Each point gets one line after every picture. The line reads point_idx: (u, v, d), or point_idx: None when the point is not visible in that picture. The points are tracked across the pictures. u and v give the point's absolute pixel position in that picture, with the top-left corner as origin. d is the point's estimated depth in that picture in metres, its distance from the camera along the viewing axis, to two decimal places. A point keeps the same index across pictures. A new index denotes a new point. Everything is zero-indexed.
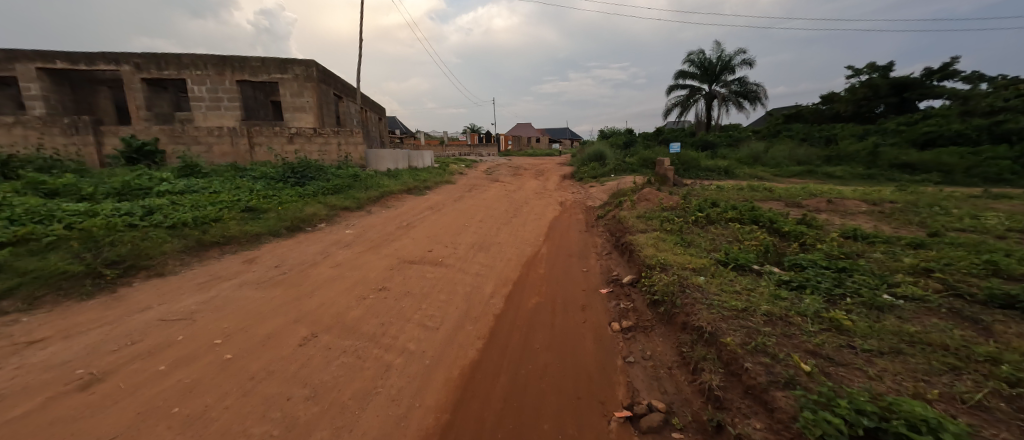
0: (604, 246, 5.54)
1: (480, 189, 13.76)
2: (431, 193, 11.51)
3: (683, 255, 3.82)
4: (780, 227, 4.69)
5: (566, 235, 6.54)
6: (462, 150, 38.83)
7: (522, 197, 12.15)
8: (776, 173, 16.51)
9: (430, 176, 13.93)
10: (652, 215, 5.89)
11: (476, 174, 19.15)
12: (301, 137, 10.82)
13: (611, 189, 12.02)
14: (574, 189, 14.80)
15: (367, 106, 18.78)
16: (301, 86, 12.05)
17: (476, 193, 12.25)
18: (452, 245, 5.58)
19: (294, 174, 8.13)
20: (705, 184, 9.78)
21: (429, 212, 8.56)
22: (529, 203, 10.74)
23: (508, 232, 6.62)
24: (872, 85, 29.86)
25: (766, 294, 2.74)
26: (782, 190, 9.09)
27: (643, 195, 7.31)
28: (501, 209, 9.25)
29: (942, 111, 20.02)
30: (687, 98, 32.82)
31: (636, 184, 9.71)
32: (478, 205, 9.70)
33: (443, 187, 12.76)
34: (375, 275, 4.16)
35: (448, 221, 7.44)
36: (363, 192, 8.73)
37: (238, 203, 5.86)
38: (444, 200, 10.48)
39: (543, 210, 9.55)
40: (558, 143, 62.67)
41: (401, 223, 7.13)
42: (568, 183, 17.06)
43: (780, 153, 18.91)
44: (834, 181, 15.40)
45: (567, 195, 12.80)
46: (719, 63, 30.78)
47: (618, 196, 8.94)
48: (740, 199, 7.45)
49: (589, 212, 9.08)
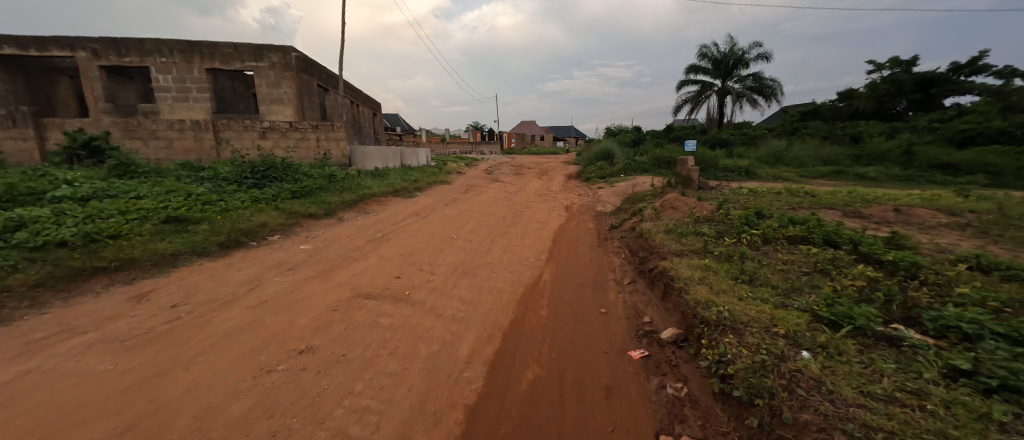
0: (626, 273, 4.27)
1: (477, 190, 12.48)
2: (421, 196, 10.28)
3: (754, 304, 2.55)
4: (873, 252, 3.40)
5: (575, 254, 5.24)
6: (463, 149, 37.53)
7: (523, 200, 10.83)
8: (802, 174, 15.10)
9: (422, 176, 12.69)
10: (686, 230, 4.60)
11: (475, 174, 17.87)
12: (275, 132, 9.63)
13: (623, 192, 10.74)
14: (581, 191, 13.51)
15: (359, 100, 17.58)
16: (278, 76, 10.84)
17: (472, 196, 11.00)
18: (430, 268, 4.34)
19: (254, 175, 6.92)
20: (735, 188, 8.43)
21: (414, 219, 7.33)
22: (530, 208, 9.47)
23: (503, 249, 5.34)
24: (895, 81, 28.20)
25: (959, 412, 1.47)
26: (827, 194, 7.74)
27: (669, 202, 6.01)
28: (498, 216, 7.98)
29: (980, 107, 18.47)
30: (698, 94, 31.38)
31: (654, 187, 8.39)
32: (472, 211, 8.43)
33: (436, 189, 11.50)
34: (306, 322, 2.93)
35: (433, 232, 6.20)
36: (337, 195, 7.51)
37: (161, 211, 4.67)
38: (434, 204, 9.26)
39: (547, 217, 8.26)
40: (563, 142, 61.20)
41: (375, 235, 5.90)
42: (574, 184, 15.76)
43: (804, 152, 17.47)
44: (867, 182, 13.98)
45: (573, 198, 11.52)
46: (733, 57, 29.29)
47: (635, 202, 7.64)
48: (787, 207, 6.12)
49: (600, 220, 7.78)
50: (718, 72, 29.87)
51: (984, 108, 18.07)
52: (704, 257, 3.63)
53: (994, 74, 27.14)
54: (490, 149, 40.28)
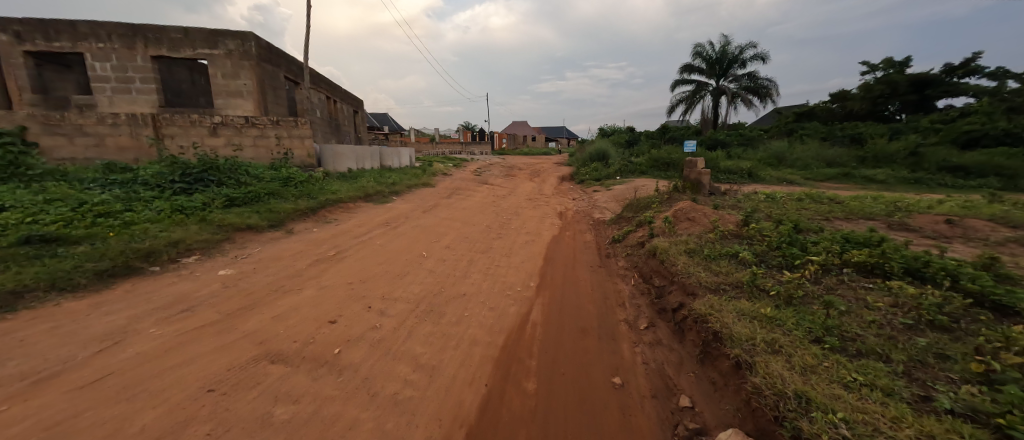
0: (641, 311, 3.25)
1: (461, 194, 11.36)
2: (398, 201, 9.15)
3: (879, 404, 1.52)
4: (992, 292, 2.42)
5: (573, 278, 4.19)
6: (452, 149, 36.34)
7: (511, 206, 9.74)
8: (806, 177, 14.28)
9: (401, 178, 11.52)
10: (714, 251, 3.59)
11: (462, 176, 16.74)
12: (228, 128, 8.43)
13: (622, 197, 9.75)
14: (575, 194, 12.52)
15: (337, 96, 16.36)
16: (236, 65, 9.65)
17: (455, 200, 9.88)
18: (382, 305, 3.24)
19: (186, 178, 5.77)
20: (750, 193, 7.47)
21: (382, 230, 6.24)
22: (519, 214, 8.40)
23: (483, 273, 4.28)
24: (890, 82, 27.80)
25: None
26: (854, 201, 6.81)
27: (682, 210, 5.03)
28: (482, 225, 6.91)
29: (982, 107, 17.93)
30: (693, 94, 30.70)
31: (660, 192, 7.40)
32: (453, 219, 7.34)
33: (415, 193, 10.37)
34: (151, 419, 1.84)
35: (401, 248, 5.10)
36: (291, 202, 6.38)
37: (25, 229, 3.55)
38: (410, 210, 8.14)
39: (538, 226, 7.21)
40: (555, 143, 60.39)
41: (327, 253, 4.78)
42: (567, 186, 14.77)
43: (806, 153, 16.72)
44: (876, 185, 13.23)
45: (567, 203, 10.51)
46: (727, 56, 28.68)
47: (640, 210, 6.64)
48: (821, 218, 5.15)
49: (600, 231, 6.75)
50: (714, 72, 29.20)
51: (987, 109, 17.56)
52: (752, 298, 2.62)
53: (987, 76, 26.86)
54: (481, 150, 39.15)
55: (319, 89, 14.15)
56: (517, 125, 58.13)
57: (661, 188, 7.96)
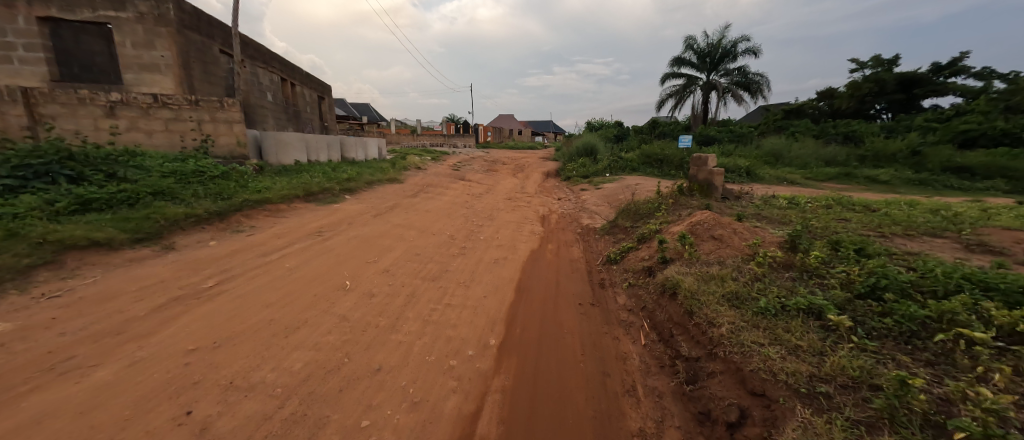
0: (669, 413, 1.93)
1: (430, 192, 9.85)
2: (349, 201, 7.63)
3: None
4: None
5: (555, 330, 2.86)
6: (433, 142, 34.56)
7: (486, 207, 8.31)
8: (807, 177, 13.32)
9: (360, 174, 9.96)
10: (773, 301, 2.30)
11: (437, 170, 15.18)
12: (131, 109, 6.68)
13: (615, 200, 8.46)
14: (561, 193, 11.22)
15: (296, 78, 14.54)
16: (149, 32, 7.88)
17: (420, 200, 8.39)
18: (213, 410, 1.81)
19: (22, 172, 4.16)
20: (767, 197, 6.25)
21: (309, 242, 4.76)
22: (493, 219, 7.00)
23: (422, 321, 2.87)
24: (878, 81, 27.35)
25: None
26: (890, 209, 5.67)
27: (702, 223, 3.73)
28: (442, 235, 5.50)
29: (979, 106, 17.33)
30: (684, 88, 29.75)
31: (661, 194, 6.12)
32: (408, 225, 5.88)
33: (374, 191, 8.84)
34: None
35: (316, 274, 3.64)
36: (187, 205, 4.82)
37: None
38: (360, 213, 6.64)
39: (514, 236, 5.82)
40: (541, 137, 59.02)
41: (200, 283, 3.29)
42: (552, 184, 13.47)
43: (803, 151, 15.81)
44: (880, 186, 12.36)
45: (551, 204, 9.19)
46: (719, 50, 27.74)
47: (640, 219, 5.33)
48: (877, 236, 3.96)
49: (590, 243, 5.42)
50: (705, 65, 28.28)
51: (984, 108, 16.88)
52: (901, 433, 1.34)
53: (973, 76, 26.63)
54: (464, 142, 37.42)
55: (270, 69, 12.35)
56: (503, 118, 56.42)
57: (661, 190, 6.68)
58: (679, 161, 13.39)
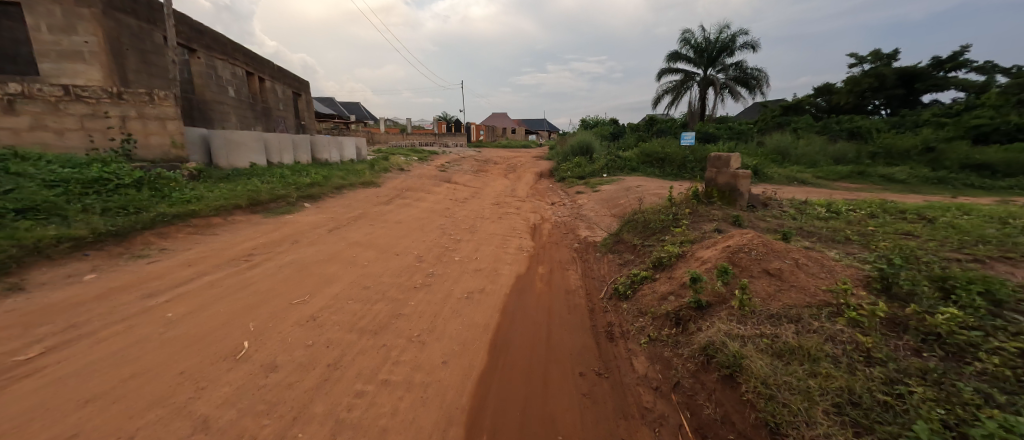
0: None
1: (408, 197, 8.75)
2: (308, 210, 6.55)
3: None
4: None
5: (544, 436, 1.81)
6: (424, 141, 33.41)
7: (469, 216, 7.24)
8: (818, 177, 12.43)
9: (329, 177, 8.85)
10: (935, 422, 1.28)
11: (422, 172, 14.05)
12: (35, 103, 5.40)
13: (617, 207, 7.44)
14: (555, 197, 10.21)
15: (265, 73, 13.36)
16: (69, 14, 6.65)
17: (393, 209, 7.31)
18: None
19: None
20: (799, 204, 5.25)
21: (228, 269, 3.69)
22: (475, 232, 5.94)
23: (330, 424, 1.80)
24: (878, 76, 26.64)
25: None
26: (950, 218, 4.68)
27: (748, 249, 2.69)
28: (407, 257, 4.43)
29: (990, 99, 16.53)
30: (681, 84, 28.90)
31: (674, 201, 5.10)
32: (367, 243, 4.80)
33: (342, 197, 7.76)
34: None
35: (204, 330, 2.55)
36: (67, 226, 3.73)
37: None
38: (314, 226, 5.55)
39: (497, 255, 4.77)
40: (536, 135, 57.94)
41: (13, 354, 2.21)
42: (546, 186, 12.47)
43: (810, 148, 14.93)
44: (897, 186, 11.49)
45: (544, 211, 8.18)
46: (716, 44, 26.92)
47: (651, 234, 4.29)
48: (971, 262, 2.97)
49: (589, 265, 4.38)
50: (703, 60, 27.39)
51: (995, 102, 16.10)
52: None
53: (974, 70, 26.01)
54: (456, 141, 36.25)
55: (233, 62, 11.18)
56: (496, 116, 55.28)
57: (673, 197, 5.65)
58: (681, 160, 12.40)
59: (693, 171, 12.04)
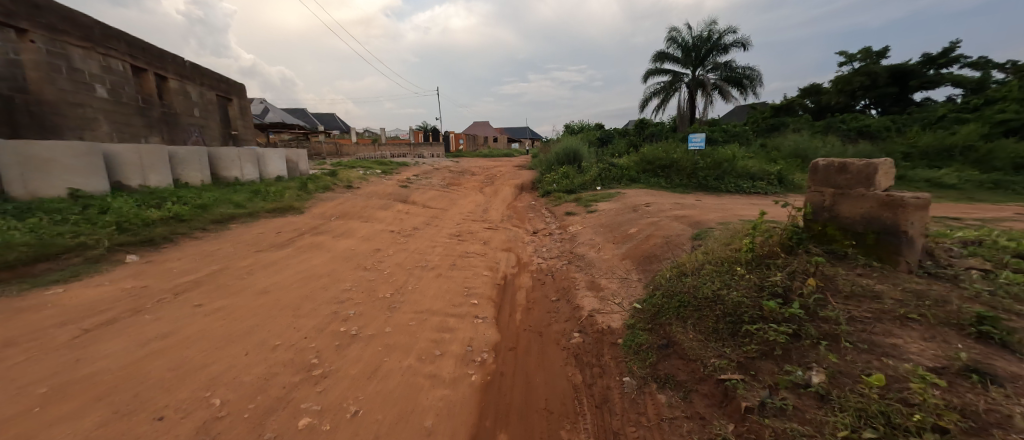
0: None
1: (327, 231, 6.09)
2: (119, 269, 3.90)
3: None
4: None
5: None
6: (397, 152, 30.76)
7: (403, 264, 4.65)
8: None
9: (210, 205, 6.12)
10: None
11: (375, 190, 11.39)
12: None
13: (631, 245, 4.97)
14: (536, 221, 7.74)
15: (169, 69, 10.57)
16: None
17: (286, 256, 4.67)
18: None
19: None
20: (978, 250, 2.85)
21: None
22: (396, 306, 3.35)
23: None
24: (869, 73, 24.98)
25: None
26: None
27: None
28: (170, 430, 1.80)
29: (1012, 91, 14.90)
30: (669, 85, 27.20)
31: (762, 251, 2.66)
32: (117, 376, 2.15)
33: (211, 239, 5.11)
34: None
35: None
36: None
37: None
38: (74, 314, 2.89)
39: (409, 390, 2.19)
40: (518, 144, 55.84)
41: None
42: (524, 204, 10.03)
43: (829, 149, 12.93)
44: (949, 192, 9.41)
45: (519, 247, 5.71)
46: (704, 43, 25.34)
47: (758, 354, 1.83)
48: None
49: (619, 430, 1.87)
50: (691, 60, 25.71)
51: (1019, 94, 14.45)
52: None
53: (967, 66, 24.95)
54: (432, 151, 33.52)
55: (107, 53, 8.44)
56: (477, 124, 52.90)
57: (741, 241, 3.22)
58: (690, 167, 10.14)
59: (706, 181, 9.78)
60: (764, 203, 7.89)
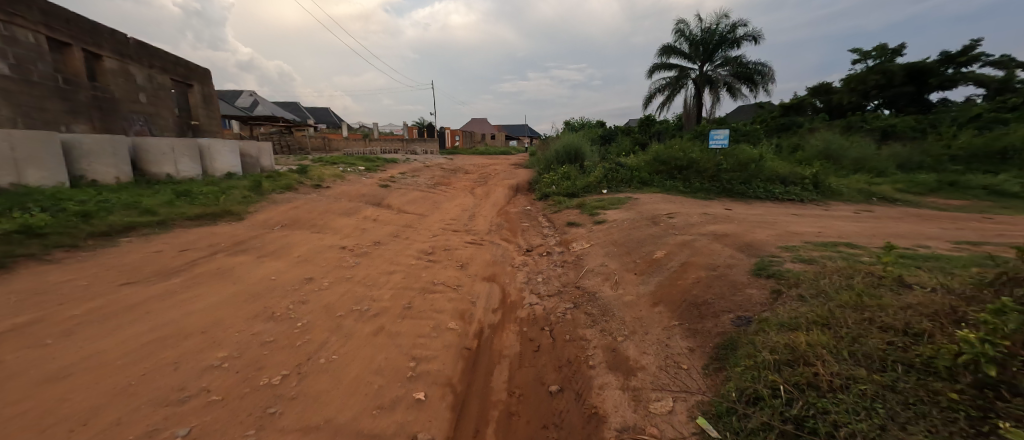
0: None
1: (254, 247, 4.60)
2: None
3: None
4: None
5: None
6: (388, 148, 29.22)
7: (334, 307, 3.17)
8: (897, 189, 8.88)
9: (98, 212, 4.62)
10: None
11: (347, 190, 9.90)
12: None
13: (663, 280, 3.50)
14: (531, 233, 6.30)
15: (104, 46, 9.05)
16: None
17: (163, 292, 3.19)
18: None
19: None
20: None
21: None
22: (276, 412, 1.89)
23: None
24: (884, 71, 22.39)
25: None
26: None
27: None
28: None
29: None
30: (675, 81, 25.79)
31: (1009, 357, 1.23)
32: None
33: (73, 262, 3.64)
34: None
35: None
36: None
37: None
38: None
39: None
40: (517, 142, 54.24)
41: None
42: (519, 210, 8.60)
43: (861, 150, 11.54)
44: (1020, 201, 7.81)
45: (507, 275, 4.26)
46: (713, 37, 23.95)
47: None
48: None
49: None
50: (700, 54, 24.29)
51: None
52: None
53: (988, 65, 23.67)
54: (426, 148, 31.90)
55: (7, 20, 6.93)
56: (474, 121, 51.24)
57: (896, 309, 1.80)
58: (712, 169, 8.71)
59: (731, 185, 8.34)
60: (808, 214, 6.47)
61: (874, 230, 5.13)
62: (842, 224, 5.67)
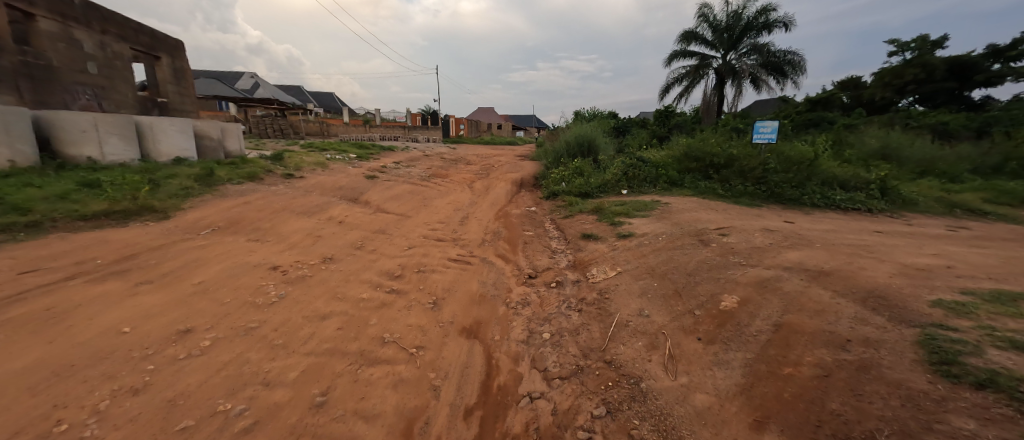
0: None
1: (141, 267, 3.24)
2: None
3: None
4: None
5: None
6: (388, 134, 27.72)
7: (187, 406, 1.80)
8: (982, 199, 7.29)
9: None
10: None
11: (323, 181, 8.53)
12: None
13: (755, 363, 2.08)
14: (536, 246, 4.90)
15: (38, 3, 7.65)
16: None
17: None
18: None
19: None
20: None
21: None
22: None
23: None
24: (923, 64, 18.94)
25: None
26: None
27: None
28: None
29: None
30: (695, 70, 23.91)
31: None
32: None
33: None
34: None
35: None
36: None
37: None
38: None
39: None
40: (524, 131, 52.43)
41: None
42: (522, 211, 7.19)
43: (923, 149, 9.90)
44: None
45: (497, 324, 2.87)
46: (739, 22, 21.98)
47: None
48: None
49: None
50: (724, 41, 22.37)
51: None
52: None
53: None
54: (427, 135, 30.35)
55: None
56: (481, 108, 49.38)
57: None
58: (757, 168, 7.21)
59: (781, 189, 6.83)
60: (895, 232, 5.01)
61: (1019, 263, 3.63)
62: (958, 250, 4.16)
